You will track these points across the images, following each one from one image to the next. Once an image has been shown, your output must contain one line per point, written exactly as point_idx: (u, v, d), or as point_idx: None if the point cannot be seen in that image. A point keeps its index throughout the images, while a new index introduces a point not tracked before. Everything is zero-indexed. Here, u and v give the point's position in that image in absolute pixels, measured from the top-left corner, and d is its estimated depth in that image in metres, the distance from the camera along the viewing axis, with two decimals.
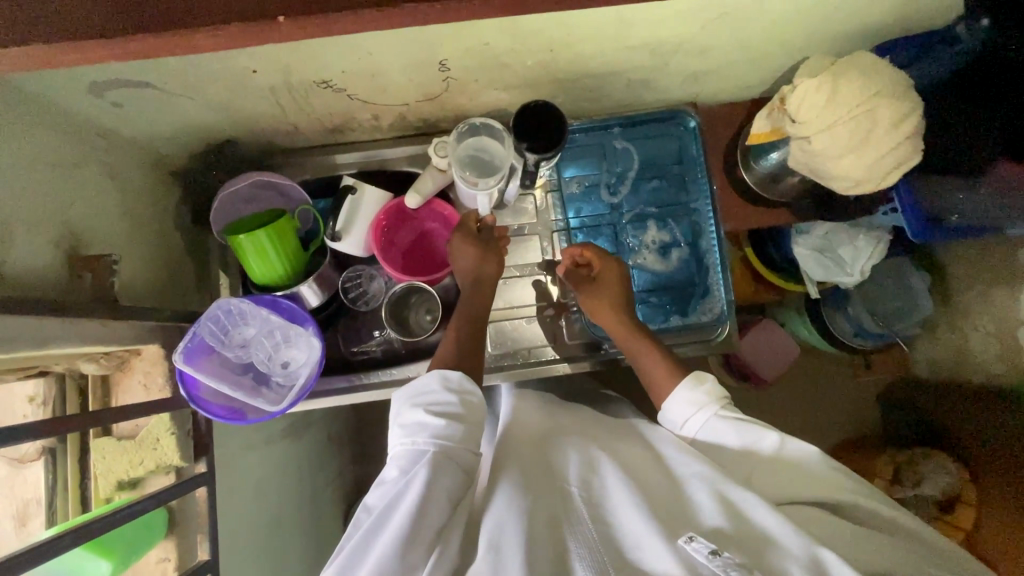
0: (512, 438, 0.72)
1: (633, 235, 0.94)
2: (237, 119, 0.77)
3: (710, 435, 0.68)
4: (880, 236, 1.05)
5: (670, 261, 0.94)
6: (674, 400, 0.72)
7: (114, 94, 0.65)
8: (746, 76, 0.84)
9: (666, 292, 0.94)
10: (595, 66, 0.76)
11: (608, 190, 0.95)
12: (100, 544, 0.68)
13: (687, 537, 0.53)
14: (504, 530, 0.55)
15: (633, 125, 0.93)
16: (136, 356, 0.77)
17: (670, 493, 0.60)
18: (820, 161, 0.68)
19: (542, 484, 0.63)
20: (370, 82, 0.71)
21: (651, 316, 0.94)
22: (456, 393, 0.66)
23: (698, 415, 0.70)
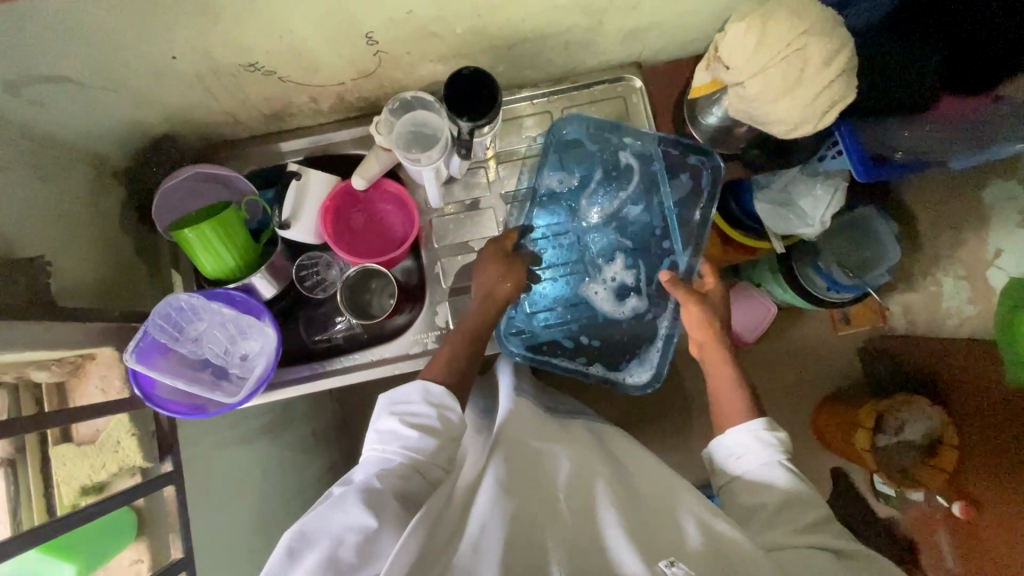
0: (506, 440, 0.71)
1: (598, 262, 0.89)
2: (169, 111, 0.76)
3: (758, 480, 0.67)
4: (835, 182, 1.07)
5: (619, 304, 0.88)
6: (734, 432, 0.71)
7: (32, 91, 0.63)
8: (685, 30, 0.83)
9: (598, 336, 0.88)
10: (528, 30, 0.75)
11: (591, 202, 0.90)
12: (60, 546, 0.67)
13: (668, 562, 0.54)
14: (488, 530, 0.56)
15: (637, 138, 0.88)
16: (90, 362, 0.77)
17: (663, 523, 0.61)
18: (757, 106, 0.68)
19: (530, 492, 0.63)
20: (299, 61, 0.70)
21: (573, 358, 0.89)
22: (437, 409, 0.69)
23: (755, 454, 0.69)
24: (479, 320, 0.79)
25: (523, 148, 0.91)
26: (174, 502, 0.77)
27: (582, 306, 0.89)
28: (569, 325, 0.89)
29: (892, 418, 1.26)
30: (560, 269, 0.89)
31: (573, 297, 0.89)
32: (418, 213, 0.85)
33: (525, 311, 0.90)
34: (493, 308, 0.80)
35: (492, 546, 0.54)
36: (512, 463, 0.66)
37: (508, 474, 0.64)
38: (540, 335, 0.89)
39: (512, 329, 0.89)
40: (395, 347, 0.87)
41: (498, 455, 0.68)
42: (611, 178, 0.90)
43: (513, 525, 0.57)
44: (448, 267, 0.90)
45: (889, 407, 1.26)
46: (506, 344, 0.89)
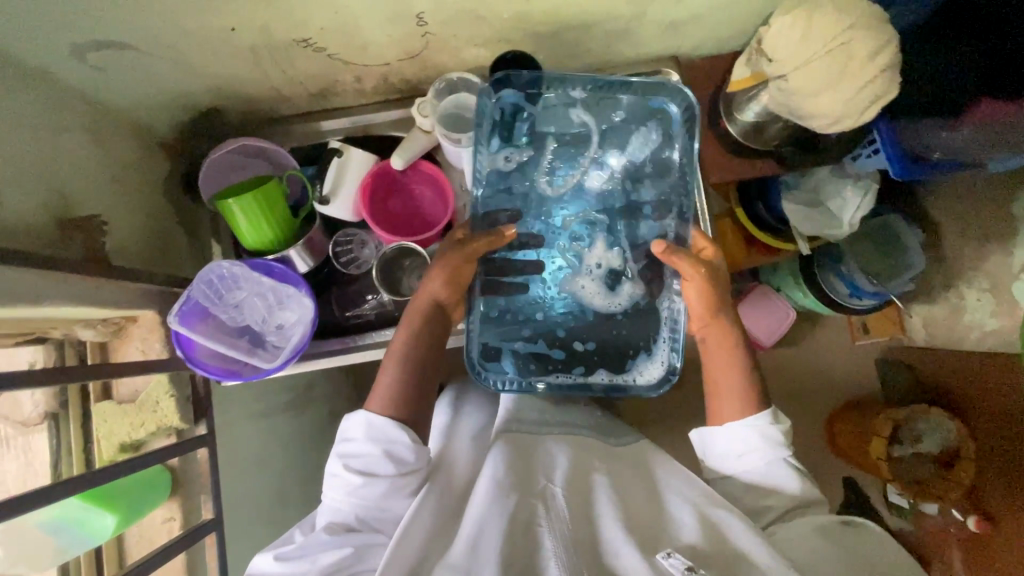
0: (506, 440, 0.79)
1: (574, 253, 0.87)
2: (219, 85, 0.78)
3: (763, 471, 0.73)
4: (866, 185, 1.06)
5: (612, 295, 0.86)
6: (749, 425, 0.73)
7: (95, 57, 0.65)
8: (724, 25, 0.84)
9: (593, 339, 0.86)
10: (572, 17, 0.76)
11: (559, 186, 0.87)
12: (103, 497, 0.67)
13: (665, 554, 0.61)
14: (485, 529, 0.62)
15: (585, 105, 0.85)
16: (132, 324, 0.79)
17: (649, 522, 0.69)
18: (798, 100, 0.69)
19: (525, 482, 0.70)
20: (349, 39, 0.72)
21: (568, 364, 0.87)
22: (383, 445, 0.70)
23: (767, 450, 0.73)
24: (411, 329, 0.78)
25: None
26: (207, 464, 0.79)
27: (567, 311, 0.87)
28: (555, 330, 0.87)
29: (907, 429, 1.27)
30: (540, 267, 0.87)
31: (560, 299, 0.87)
32: (452, 196, 0.87)
33: (504, 316, 0.87)
34: (417, 316, 0.79)
35: (492, 531, 0.62)
36: (509, 457, 0.74)
37: (506, 466, 0.72)
38: (529, 346, 0.87)
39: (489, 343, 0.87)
40: None
41: (497, 451, 0.75)
42: (568, 145, 0.87)
43: (511, 512, 0.65)
44: None
45: (907, 419, 1.26)
46: (490, 368, 0.87)
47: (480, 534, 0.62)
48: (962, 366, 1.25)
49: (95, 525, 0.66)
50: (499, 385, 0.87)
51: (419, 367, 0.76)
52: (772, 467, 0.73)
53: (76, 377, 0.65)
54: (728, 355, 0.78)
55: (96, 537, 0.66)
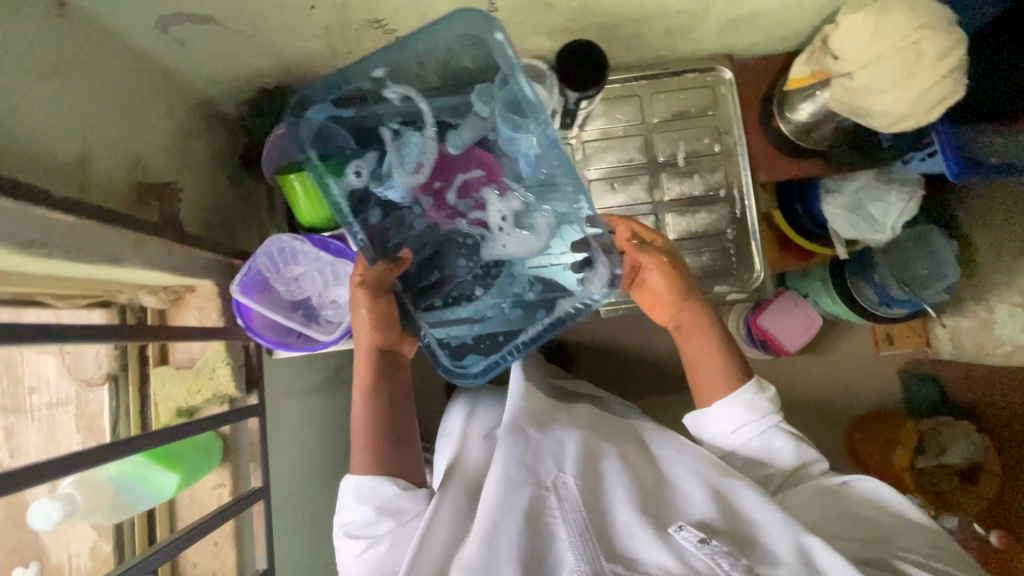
0: (510, 428, 0.77)
1: (420, 222, 0.83)
2: (287, 64, 0.80)
3: (757, 441, 0.74)
4: (910, 190, 1.06)
5: (535, 233, 0.79)
6: (736, 401, 0.75)
7: (178, 30, 0.67)
8: (782, 25, 0.85)
9: (538, 284, 0.82)
10: (636, 10, 0.77)
11: (382, 165, 0.81)
12: (165, 456, 0.69)
13: (677, 528, 0.63)
14: (501, 526, 0.63)
15: (398, 62, 0.76)
16: (191, 293, 0.80)
17: (659, 492, 0.70)
18: (862, 98, 0.70)
19: (533, 469, 0.70)
20: (420, 22, 0.73)
21: (516, 315, 0.81)
22: (375, 501, 0.70)
23: (757, 419, 0.74)
24: (366, 389, 0.76)
25: (612, 128, 0.94)
26: (257, 433, 0.80)
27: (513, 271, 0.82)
28: (507, 294, 0.81)
29: (932, 439, 1.24)
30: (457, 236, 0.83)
31: (484, 263, 0.82)
32: None
33: (457, 303, 0.81)
34: (367, 368, 0.77)
35: (509, 530, 0.62)
36: (514, 445, 0.73)
37: (515, 457, 0.71)
38: (481, 325, 0.81)
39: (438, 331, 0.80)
40: None
41: (502, 441, 0.75)
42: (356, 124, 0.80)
43: (525, 509, 0.65)
44: None
45: (931, 428, 1.25)
46: (447, 358, 0.80)
47: (496, 533, 0.62)
48: (978, 376, 1.29)
49: (157, 482, 0.68)
50: (465, 366, 0.79)
51: (391, 418, 0.76)
52: (767, 434, 0.74)
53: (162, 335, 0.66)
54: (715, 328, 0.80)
55: (155, 491, 0.68)
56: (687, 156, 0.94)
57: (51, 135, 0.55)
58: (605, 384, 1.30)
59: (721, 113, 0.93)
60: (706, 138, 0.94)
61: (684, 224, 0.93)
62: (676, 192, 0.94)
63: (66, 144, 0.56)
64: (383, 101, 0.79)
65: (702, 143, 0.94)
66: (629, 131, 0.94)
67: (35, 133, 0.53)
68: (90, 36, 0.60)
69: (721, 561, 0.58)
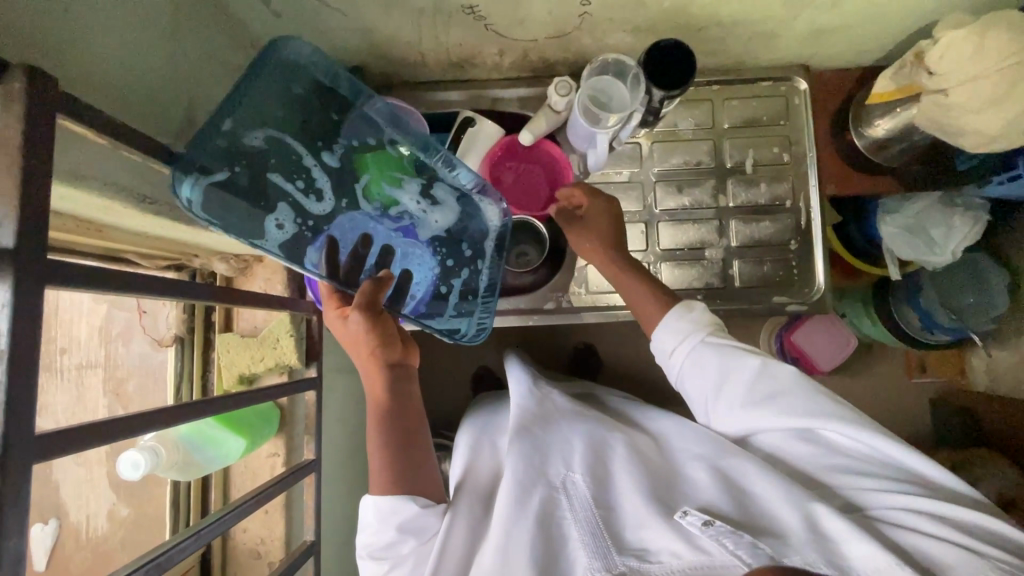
0: (519, 421, 0.77)
1: (386, 224, 0.77)
2: (373, 47, 0.80)
3: (693, 365, 0.73)
4: (976, 216, 1.04)
5: (433, 203, 0.80)
6: (664, 328, 0.76)
7: (279, 3, 0.67)
8: (866, 40, 0.84)
9: (466, 241, 0.81)
10: (725, 14, 0.77)
11: (384, 180, 0.76)
12: (234, 423, 0.71)
13: (683, 513, 0.62)
14: (514, 528, 0.63)
15: (244, 99, 0.65)
16: (258, 263, 0.82)
17: (670, 481, 0.69)
18: (953, 116, 0.69)
19: (541, 466, 0.70)
20: (512, 11, 0.73)
21: (458, 273, 0.81)
22: (395, 522, 0.64)
23: (683, 341, 0.73)
24: (375, 407, 0.71)
25: (683, 130, 0.93)
26: (313, 406, 0.80)
27: (480, 242, 0.82)
28: (475, 265, 0.81)
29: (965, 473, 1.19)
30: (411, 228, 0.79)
31: (417, 243, 0.79)
32: (572, 176, 0.87)
33: (434, 294, 0.80)
34: (378, 383, 0.71)
35: (524, 532, 0.62)
36: (523, 441, 0.73)
37: (525, 458, 0.70)
38: (466, 304, 0.81)
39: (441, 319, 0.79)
40: (529, 300, 0.92)
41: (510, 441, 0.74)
42: (288, 170, 0.69)
43: (538, 508, 0.65)
44: None
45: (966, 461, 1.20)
46: (464, 335, 0.80)
47: (511, 534, 0.63)
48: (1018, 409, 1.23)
49: (225, 448, 0.70)
50: (471, 336, 0.80)
51: (401, 441, 0.69)
52: (703, 356, 0.72)
53: (258, 301, 0.65)
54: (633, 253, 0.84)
55: (223, 453, 0.70)
56: (755, 164, 0.93)
57: (160, 98, 0.56)
58: (640, 387, 1.30)
59: (793, 123, 0.93)
60: (776, 147, 0.93)
61: (748, 233, 0.93)
62: (742, 200, 0.93)
63: (171, 107, 0.58)
64: (249, 150, 0.66)
65: (771, 152, 0.93)
66: (698, 135, 0.93)
67: (142, 78, 0.53)
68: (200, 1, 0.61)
69: (725, 539, 0.57)
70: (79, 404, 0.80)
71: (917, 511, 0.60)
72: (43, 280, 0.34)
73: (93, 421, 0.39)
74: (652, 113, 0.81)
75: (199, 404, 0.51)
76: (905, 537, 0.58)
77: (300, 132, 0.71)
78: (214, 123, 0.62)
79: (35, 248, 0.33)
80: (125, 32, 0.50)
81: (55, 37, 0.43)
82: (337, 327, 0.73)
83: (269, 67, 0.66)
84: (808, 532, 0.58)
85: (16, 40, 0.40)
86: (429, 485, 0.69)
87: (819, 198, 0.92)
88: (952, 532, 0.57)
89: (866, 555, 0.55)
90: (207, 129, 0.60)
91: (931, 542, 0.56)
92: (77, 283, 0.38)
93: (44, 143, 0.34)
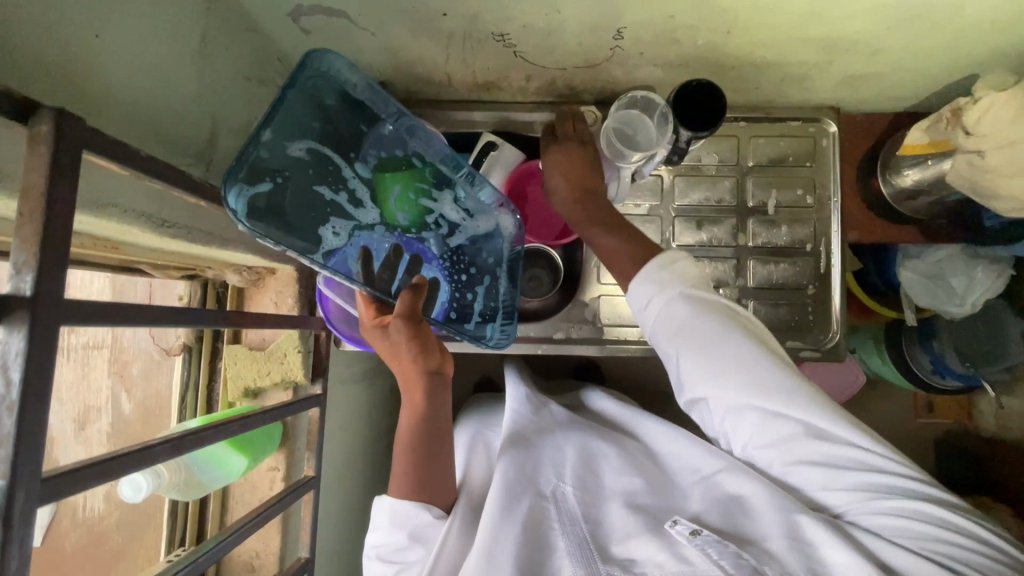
0: (508, 434, 0.78)
1: (420, 235, 0.77)
2: (400, 68, 0.79)
3: (668, 325, 0.64)
4: (999, 268, 1.01)
5: (473, 215, 0.80)
6: (638, 280, 0.67)
7: (308, 20, 0.66)
8: (901, 87, 0.82)
9: (493, 250, 0.82)
10: (759, 55, 0.76)
11: (417, 192, 0.75)
12: (239, 439, 0.71)
13: (672, 522, 0.62)
14: (500, 536, 0.62)
15: (279, 111, 0.60)
16: (271, 275, 0.81)
17: (663, 494, 0.69)
18: (987, 178, 0.68)
19: (532, 478, 0.70)
20: (543, 40, 0.72)
21: (486, 282, 0.82)
22: (410, 528, 0.65)
23: (660, 293, 0.65)
24: (411, 415, 0.68)
25: (708, 166, 0.91)
26: (317, 422, 0.80)
27: (500, 254, 0.83)
28: (496, 273, 0.82)
29: None
30: (444, 238, 0.79)
31: (447, 252, 0.79)
32: None
33: (461, 303, 0.80)
34: (416, 392, 0.69)
35: (509, 537, 0.62)
36: (514, 452, 0.74)
37: (515, 465, 0.71)
38: (494, 314, 0.82)
39: (471, 324, 0.80)
40: (538, 327, 0.91)
41: (501, 450, 0.75)
42: (326, 178, 0.67)
43: (525, 516, 0.65)
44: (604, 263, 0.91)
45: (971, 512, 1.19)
46: (492, 340, 0.81)
47: (496, 535, 0.62)
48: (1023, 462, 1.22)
49: (229, 468, 0.71)
50: (497, 341, 0.81)
51: (429, 453, 0.67)
52: (679, 315, 0.64)
53: (270, 321, 0.65)
54: (584, 174, 0.75)
55: (226, 473, 0.70)
56: (778, 205, 0.91)
57: (187, 119, 0.56)
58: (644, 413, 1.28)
59: (819, 165, 0.91)
60: (800, 189, 0.91)
61: (766, 274, 0.91)
62: (762, 240, 0.91)
63: (196, 125, 0.57)
64: (292, 160, 0.63)
65: (795, 194, 0.91)
66: (722, 171, 0.91)
67: (169, 103, 0.53)
68: (228, 17, 0.60)
69: (709, 549, 0.57)
70: (83, 383, 0.78)
71: (896, 520, 0.57)
72: (59, 320, 0.34)
73: (105, 457, 0.40)
74: (677, 151, 0.82)
75: (207, 430, 0.51)
76: (883, 550, 0.56)
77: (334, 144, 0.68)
78: (254, 135, 0.57)
79: (52, 289, 0.33)
80: (148, 64, 0.50)
81: (80, 77, 0.43)
82: (376, 339, 0.71)
83: (304, 80, 0.62)
84: (790, 543, 0.56)
85: (39, 85, 0.40)
86: (447, 495, 0.68)
87: (840, 244, 0.91)
88: (930, 545, 0.55)
89: (851, 563, 0.53)
90: (248, 147, 0.57)
91: (912, 557, 0.54)
92: (92, 318, 0.38)
93: (67, 181, 0.34)
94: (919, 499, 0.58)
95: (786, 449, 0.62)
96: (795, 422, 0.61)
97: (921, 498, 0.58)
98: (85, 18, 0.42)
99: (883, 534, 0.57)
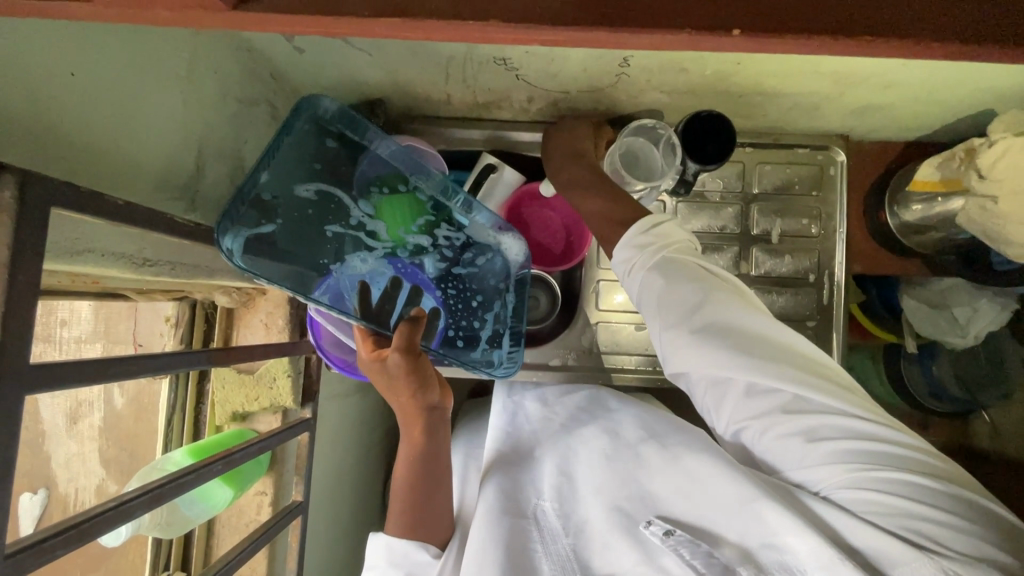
0: (493, 456, 0.74)
1: (423, 262, 0.74)
2: (397, 87, 0.76)
3: (646, 290, 0.60)
4: (1004, 301, 0.99)
5: (480, 240, 0.77)
6: (619, 245, 0.63)
7: (302, 40, 0.63)
8: (912, 120, 0.80)
9: (500, 275, 0.79)
10: (769, 84, 0.73)
11: (421, 222, 0.73)
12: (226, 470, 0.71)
13: (647, 522, 0.60)
14: (483, 557, 0.59)
15: (278, 155, 0.62)
16: (261, 296, 0.79)
17: (632, 474, 0.66)
18: (999, 223, 0.67)
19: (515, 498, 0.67)
20: (547, 64, 0.69)
21: (491, 306, 0.78)
22: (406, 567, 0.62)
23: (643, 255, 0.61)
24: (411, 452, 0.66)
25: (713, 192, 0.89)
26: (305, 447, 0.78)
27: (505, 276, 0.79)
28: (501, 295, 0.79)
29: None
30: (445, 266, 0.76)
31: (450, 279, 0.76)
32: (590, 233, 0.83)
33: (465, 333, 0.77)
34: (416, 426, 0.66)
35: (490, 556, 0.58)
36: (500, 472, 0.70)
37: (498, 483, 0.68)
38: (500, 342, 0.78)
39: (475, 352, 0.76)
40: (534, 353, 0.89)
41: (487, 471, 0.71)
42: (327, 215, 0.67)
43: (508, 538, 0.61)
44: (603, 288, 0.89)
45: None
46: (497, 369, 0.77)
47: (479, 560, 0.59)
48: None
49: (216, 500, 0.70)
50: (505, 369, 0.78)
51: (428, 488, 0.65)
52: (658, 278, 0.60)
53: (255, 354, 0.63)
54: (578, 140, 0.76)
55: (212, 506, 0.70)
56: (782, 234, 0.89)
57: (173, 151, 0.54)
58: None
59: (825, 195, 0.88)
60: (805, 219, 0.88)
61: (768, 302, 0.89)
62: (765, 269, 0.89)
63: (182, 157, 0.55)
64: (296, 200, 0.64)
65: (800, 223, 0.89)
66: (726, 198, 0.89)
67: (152, 139, 0.51)
68: (218, 42, 0.58)
69: (682, 550, 0.55)
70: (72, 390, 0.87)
71: (866, 495, 0.53)
72: (22, 393, 0.33)
73: (80, 519, 0.38)
74: (683, 184, 0.80)
75: (188, 475, 0.49)
76: (853, 531, 0.52)
77: (336, 182, 0.68)
78: (251, 177, 0.59)
79: (16, 366, 0.32)
80: (122, 99, 0.47)
81: (48, 123, 0.40)
82: (372, 374, 0.67)
83: (303, 125, 0.65)
84: (757, 545, 0.54)
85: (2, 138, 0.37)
86: (445, 530, 0.66)
87: (844, 274, 0.88)
88: (917, 525, 0.51)
89: (810, 553, 0.50)
90: (245, 188, 0.58)
91: (879, 537, 0.50)
92: (65, 382, 0.36)
93: (34, 252, 0.33)
94: (887, 469, 0.53)
95: (763, 424, 0.57)
96: (775, 393, 0.57)
97: (891, 468, 0.53)
98: (53, 60, 0.40)
99: (853, 510, 0.53)
